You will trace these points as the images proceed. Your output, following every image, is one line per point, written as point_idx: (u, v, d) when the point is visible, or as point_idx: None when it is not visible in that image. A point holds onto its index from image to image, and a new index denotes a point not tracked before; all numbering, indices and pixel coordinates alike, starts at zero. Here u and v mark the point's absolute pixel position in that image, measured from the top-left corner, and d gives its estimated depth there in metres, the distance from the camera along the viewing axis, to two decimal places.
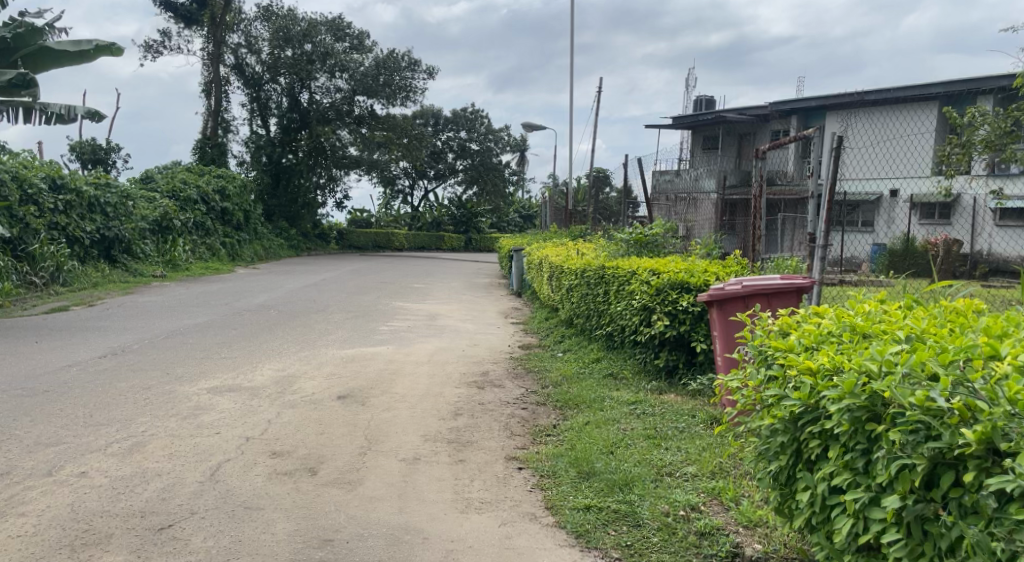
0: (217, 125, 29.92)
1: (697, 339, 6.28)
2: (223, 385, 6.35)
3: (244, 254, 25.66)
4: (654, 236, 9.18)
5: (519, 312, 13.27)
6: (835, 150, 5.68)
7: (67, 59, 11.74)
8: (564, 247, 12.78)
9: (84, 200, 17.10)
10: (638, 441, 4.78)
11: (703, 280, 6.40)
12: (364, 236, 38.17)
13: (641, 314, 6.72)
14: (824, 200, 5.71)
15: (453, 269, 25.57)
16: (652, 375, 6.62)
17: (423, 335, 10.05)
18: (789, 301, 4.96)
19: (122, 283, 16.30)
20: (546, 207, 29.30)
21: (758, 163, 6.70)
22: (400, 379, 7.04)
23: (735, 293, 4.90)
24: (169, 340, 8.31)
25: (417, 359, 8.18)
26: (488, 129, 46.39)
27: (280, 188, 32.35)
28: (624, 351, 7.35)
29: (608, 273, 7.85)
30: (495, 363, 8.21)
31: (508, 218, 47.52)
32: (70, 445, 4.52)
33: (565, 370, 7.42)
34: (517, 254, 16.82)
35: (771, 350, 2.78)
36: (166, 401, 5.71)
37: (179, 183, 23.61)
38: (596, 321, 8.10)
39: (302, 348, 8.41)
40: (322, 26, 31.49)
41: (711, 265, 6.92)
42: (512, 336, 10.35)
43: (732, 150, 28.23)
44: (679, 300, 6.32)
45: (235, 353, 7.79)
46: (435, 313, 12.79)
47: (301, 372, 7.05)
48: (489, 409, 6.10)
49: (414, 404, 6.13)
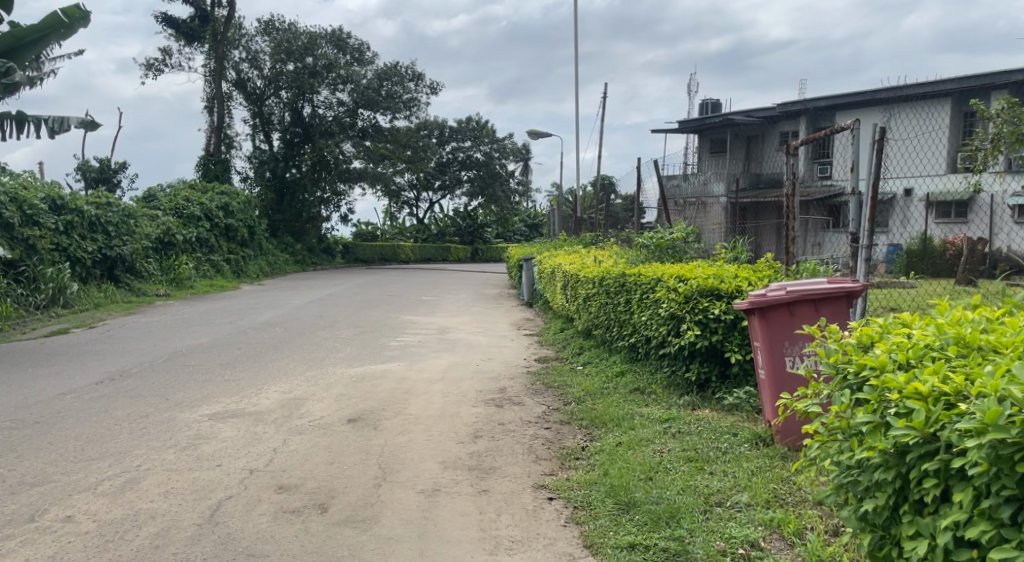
0: (221, 141, 29.78)
1: (730, 349, 5.88)
2: (225, 411, 5.95)
3: (249, 270, 25.40)
4: (674, 240, 8.78)
5: (531, 323, 12.87)
6: (877, 143, 5.28)
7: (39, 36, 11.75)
8: (577, 255, 12.39)
9: (86, 220, 16.81)
10: (678, 464, 4.37)
11: (735, 286, 6.01)
12: (370, 249, 37.92)
13: (668, 324, 6.32)
14: (866, 199, 5.30)
15: (461, 280, 25.25)
16: (682, 389, 6.20)
17: (435, 350, 9.66)
18: (838, 307, 4.53)
19: (125, 303, 15.98)
20: (553, 215, 28.94)
21: (790, 159, 6.26)
22: (414, 399, 6.63)
23: (779, 300, 4.48)
24: (169, 363, 7.93)
25: (430, 377, 7.78)
26: (493, 138, 46.15)
27: (284, 203, 32.29)
28: (649, 363, 6.95)
29: (629, 280, 7.45)
30: (512, 379, 7.79)
31: (513, 228, 47.23)
32: (58, 484, 4.13)
33: (587, 385, 7.01)
34: (527, 264, 16.44)
35: (856, 369, 2.40)
36: (164, 431, 5.32)
37: (182, 201, 23.36)
38: (618, 332, 7.69)
39: (310, 367, 8.03)
40: (323, 39, 31.26)
41: (741, 270, 6.53)
42: (527, 349, 9.94)
43: (741, 153, 27.82)
44: (710, 309, 5.93)
45: (239, 375, 7.42)
46: (446, 326, 12.40)
47: (308, 394, 6.65)
48: (511, 430, 5.69)
49: (430, 426, 5.73)
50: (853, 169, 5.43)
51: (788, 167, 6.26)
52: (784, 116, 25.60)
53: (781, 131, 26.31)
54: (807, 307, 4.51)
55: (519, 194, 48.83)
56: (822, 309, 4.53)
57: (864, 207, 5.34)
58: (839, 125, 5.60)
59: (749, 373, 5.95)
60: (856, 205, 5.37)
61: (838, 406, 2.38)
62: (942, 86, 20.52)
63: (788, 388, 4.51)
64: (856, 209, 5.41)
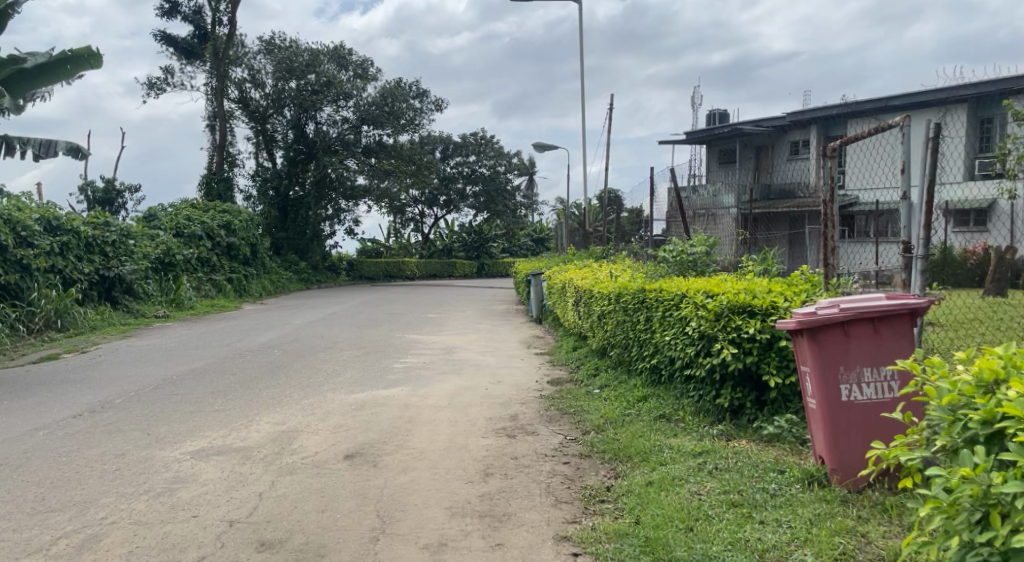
0: (223, 159, 29.47)
1: (766, 372, 5.31)
2: (209, 448, 5.39)
3: (253, 289, 24.95)
4: (696, 253, 8.21)
5: (542, 342, 12.30)
6: (932, 141, 4.75)
7: (45, 72, 11.52)
8: (588, 270, 11.84)
9: (82, 240, 16.38)
10: (722, 510, 3.79)
11: (770, 301, 5.46)
12: (374, 266, 37.48)
13: (697, 343, 5.81)
14: (920, 204, 4.76)
15: (467, 296, 24.66)
16: (713, 417, 5.65)
17: (441, 373, 9.09)
18: (900, 326, 3.95)
19: (123, 325, 15.47)
20: (560, 227, 28.42)
21: (825, 161, 5.71)
22: (419, 430, 6.05)
23: (831, 319, 3.91)
24: (156, 392, 7.38)
25: (436, 403, 7.21)
26: (498, 153, 45.92)
27: (288, 221, 31.96)
28: (673, 387, 6.39)
29: (649, 297, 6.89)
30: (524, 405, 7.21)
31: (519, 242, 46.71)
32: (6, 545, 3.58)
33: (606, 412, 6.42)
34: (536, 279, 15.89)
35: (985, 416, 1.87)
36: (138, 473, 4.76)
37: (183, 220, 22.94)
38: (638, 352, 7.13)
39: (307, 394, 7.46)
40: (325, 56, 31.00)
41: (775, 284, 5.97)
42: (539, 370, 9.35)
43: (750, 163, 27.28)
44: (743, 328, 5.42)
45: (230, 405, 6.86)
46: (452, 346, 11.83)
47: (303, 426, 6.08)
48: (525, 466, 5.11)
49: (436, 462, 5.16)
50: (903, 170, 4.90)
51: (825, 170, 5.72)
52: (794, 125, 25.12)
53: (791, 140, 25.80)
54: (864, 326, 3.94)
55: (525, 208, 48.36)
56: (881, 329, 3.94)
57: (918, 214, 4.80)
58: (886, 123, 5.06)
59: (791, 398, 5.35)
60: (907, 211, 4.85)
61: (971, 468, 1.81)
62: (959, 92, 19.94)
63: (845, 420, 3.93)
64: (908, 216, 4.87)
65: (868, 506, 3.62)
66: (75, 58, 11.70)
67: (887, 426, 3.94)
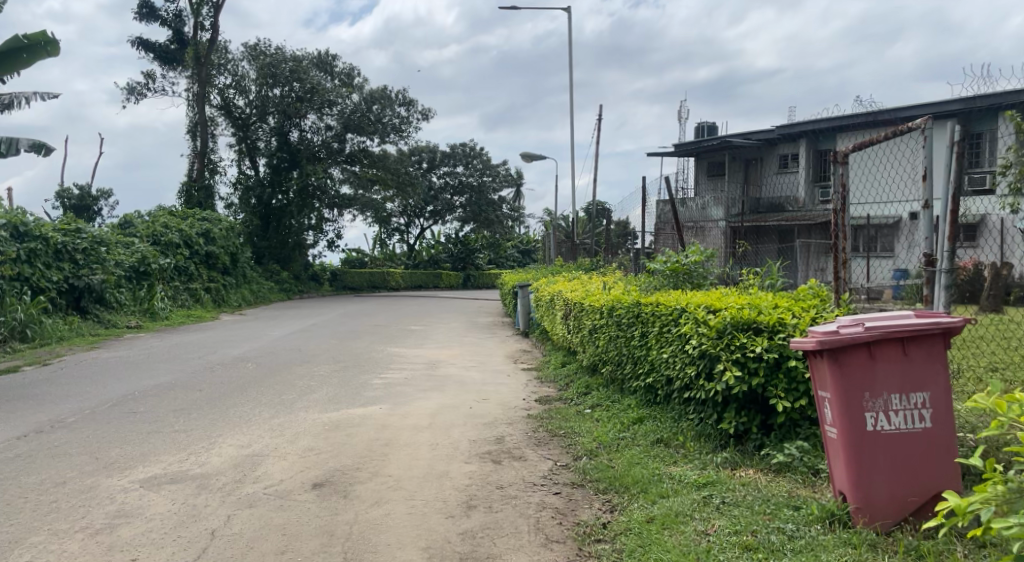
0: (203, 166, 28.88)
1: (774, 395, 4.90)
2: (161, 476, 4.87)
3: (231, 299, 24.34)
4: (693, 265, 7.80)
5: (528, 356, 11.83)
6: (957, 145, 4.35)
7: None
8: (578, 282, 11.42)
9: (51, 247, 15.75)
10: (737, 555, 3.35)
11: (777, 317, 5.09)
12: (359, 276, 36.91)
13: (698, 363, 5.40)
14: (945, 214, 4.36)
15: (453, 308, 24.17)
16: (715, 442, 5.24)
17: (422, 389, 8.59)
18: (931, 348, 3.54)
19: (93, 337, 14.84)
20: (548, 238, 28.05)
21: (836, 168, 5.30)
22: (396, 456, 5.55)
23: (857, 339, 3.50)
24: (114, 410, 6.85)
25: (415, 424, 6.72)
26: (485, 164, 45.77)
27: (270, 230, 31.32)
28: (671, 408, 5.97)
29: (645, 311, 6.47)
30: (510, 426, 6.74)
31: (506, 254, 46.32)
32: None
33: (599, 434, 5.97)
34: (523, 291, 15.45)
35: None
36: (77, 506, 4.24)
37: (160, 227, 22.33)
38: (632, 371, 6.71)
39: (277, 413, 6.95)
40: (311, 63, 30.65)
41: (781, 298, 5.57)
42: (526, 387, 8.88)
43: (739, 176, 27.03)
44: (748, 346, 5.04)
45: (192, 425, 6.34)
46: (435, 360, 11.33)
47: (269, 451, 5.58)
48: (511, 497, 4.64)
49: (414, 492, 4.68)
50: (924, 177, 4.51)
51: (835, 178, 5.31)
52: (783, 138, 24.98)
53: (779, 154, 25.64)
54: (891, 347, 3.53)
55: (512, 220, 48.03)
56: (911, 349, 3.53)
57: (940, 225, 4.40)
58: (904, 126, 4.67)
59: (799, 422, 4.95)
60: (929, 222, 4.45)
61: None
62: (947, 107, 19.88)
63: (871, 452, 3.51)
64: (929, 227, 4.47)
65: (900, 553, 3.20)
66: (30, 45, 11.58)
67: (920, 460, 3.50)
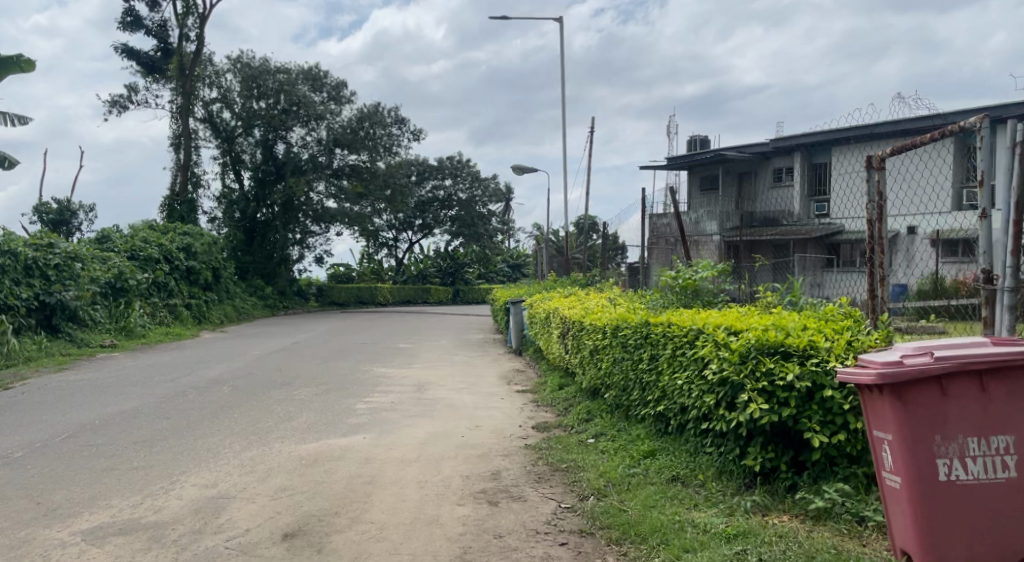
0: (187, 180, 28.17)
1: (807, 427, 4.34)
2: (109, 525, 4.23)
3: (214, 316, 23.65)
4: (704, 281, 7.24)
5: (523, 377, 11.19)
6: (1018, 146, 3.84)
7: None
8: (576, 298, 10.84)
9: (21, 263, 15.01)
10: None
11: (807, 340, 4.56)
12: (346, 292, 36.22)
13: (719, 389, 4.83)
14: (1008, 223, 3.84)
15: (440, 324, 23.52)
16: (739, 481, 4.67)
17: (410, 415, 7.97)
18: (1016, 382, 2.99)
19: (63, 357, 14.07)
20: (539, 253, 27.54)
21: (870, 174, 4.80)
22: (379, 497, 4.93)
23: (925, 371, 2.98)
24: (68, 443, 6.17)
25: (402, 456, 6.09)
26: (475, 177, 45.44)
27: (254, 245, 30.81)
28: (685, 441, 5.39)
29: (655, 332, 5.91)
30: (507, 459, 6.12)
31: (496, 269, 45.73)
32: None
33: (606, 470, 5.39)
34: (515, 307, 14.88)
35: None
36: None
37: (139, 241, 21.64)
38: (640, 397, 6.13)
39: (250, 445, 6.30)
40: (299, 76, 30.08)
41: (808, 319, 5.02)
42: (521, 412, 8.27)
43: (732, 190, 26.65)
44: (777, 373, 4.49)
45: (155, 460, 5.68)
46: (424, 382, 10.68)
47: (237, 492, 4.94)
48: (510, 550, 4.03)
49: (399, 545, 4.05)
50: (980, 183, 4.01)
51: (870, 185, 4.81)
52: (777, 152, 24.64)
53: (773, 168, 25.30)
54: (968, 382, 2.99)
55: (501, 233, 47.60)
56: (991, 386, 2.99)
57: (1001, 237, 3.88)
58: (956, 125, 4.17)
59: (833, 460, 4.39)
60: (988, 234, 3.92)
61: None
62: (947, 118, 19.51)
63: (945, 510, 2.97)
64: (987, 239, 3.95)
65: None
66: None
67: (1005, 516, 2.96)
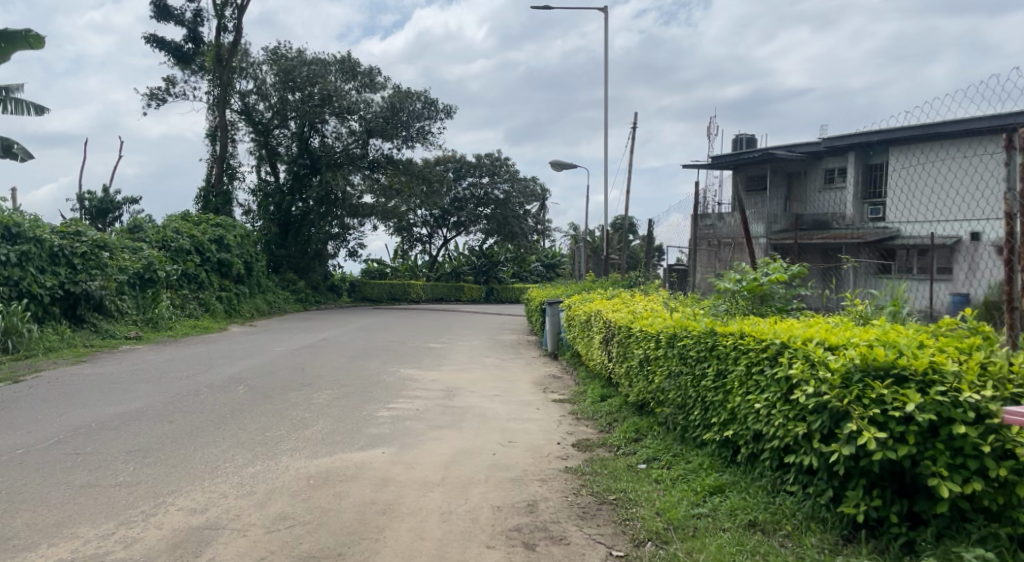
0: (222, 171, 27.81)
1: (931, 473, 3.41)
2: None
3: (244, 310, 23.20)
4: (774, 286, 6.31)
5: (560, 385, 10.33)
6: None
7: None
8: (619, 300, 9.96)
9: (46, 251, 14.65)
10: None
11: (929, 362, 3.62)
12: (378, 288, 35.72)
13: (813, 417, 3.90)
14: None
15: (472, 323, 22.74)
16: (836, 536, 3.76)
17: (436, 426, 7.18)
18: None
19: (84, 348, 13.61)
20: (577, 252, 26.58)
21: (1011, 157, 3.85)
22: (394, 533, 4.13)
23: None
24: (51, 452, 5.49)
25: (425, 478, 5.29)
26: (512, 174, 44.64)
27: (289, 238, 30.07)
28: (763, 479, 4.45)
29: (724, 345, 5.02)
30: (544, 485, 5.29)
31: (530, 268, 44.88)
32: None
33: (665, 508, 4.50)
34: (552, 309, 14.01)
35: None
36: None
37: (170, 232, 21.28)
38: (702, 419, 5.24)
39: (254, 459, 5.56)
40: (333, 67, 29.70)
41: (921, 335, 4.07)
42: (559, 426, 7.41)
43: (781, 191, 25.42)
44: (892, 403, 3.55)
45: (144, 475, 4.97)
46: (453, 386, 9.90)
47: (227, 521, 4.18)
48: None
49: None
50: None
51: (1008, 171, 3.87)
52: (831, 151, 23.37)
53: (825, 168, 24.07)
54: None
55: (537, 233, 46.80)
56: None
57: None
58: None
59: (962, 515, 3.47)
60: None
61: None
62: None
63: None
64: None
65: None
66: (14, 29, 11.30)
67: None
